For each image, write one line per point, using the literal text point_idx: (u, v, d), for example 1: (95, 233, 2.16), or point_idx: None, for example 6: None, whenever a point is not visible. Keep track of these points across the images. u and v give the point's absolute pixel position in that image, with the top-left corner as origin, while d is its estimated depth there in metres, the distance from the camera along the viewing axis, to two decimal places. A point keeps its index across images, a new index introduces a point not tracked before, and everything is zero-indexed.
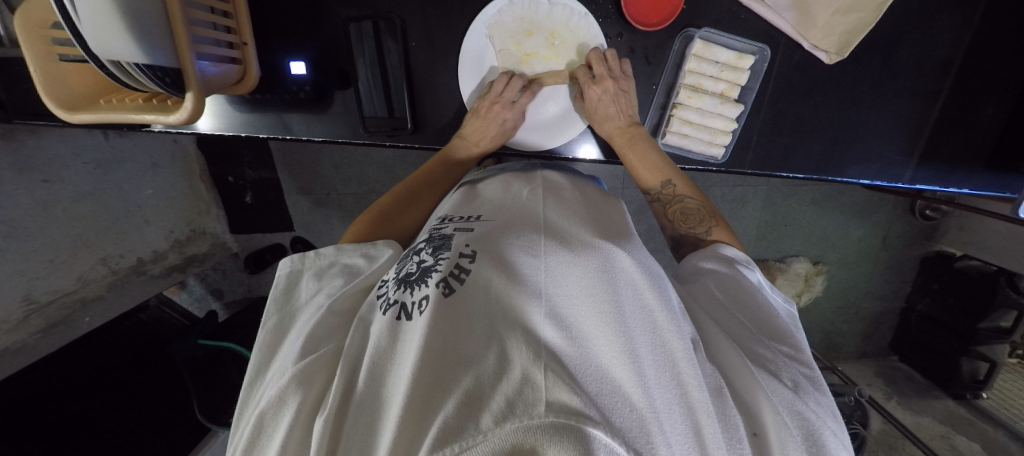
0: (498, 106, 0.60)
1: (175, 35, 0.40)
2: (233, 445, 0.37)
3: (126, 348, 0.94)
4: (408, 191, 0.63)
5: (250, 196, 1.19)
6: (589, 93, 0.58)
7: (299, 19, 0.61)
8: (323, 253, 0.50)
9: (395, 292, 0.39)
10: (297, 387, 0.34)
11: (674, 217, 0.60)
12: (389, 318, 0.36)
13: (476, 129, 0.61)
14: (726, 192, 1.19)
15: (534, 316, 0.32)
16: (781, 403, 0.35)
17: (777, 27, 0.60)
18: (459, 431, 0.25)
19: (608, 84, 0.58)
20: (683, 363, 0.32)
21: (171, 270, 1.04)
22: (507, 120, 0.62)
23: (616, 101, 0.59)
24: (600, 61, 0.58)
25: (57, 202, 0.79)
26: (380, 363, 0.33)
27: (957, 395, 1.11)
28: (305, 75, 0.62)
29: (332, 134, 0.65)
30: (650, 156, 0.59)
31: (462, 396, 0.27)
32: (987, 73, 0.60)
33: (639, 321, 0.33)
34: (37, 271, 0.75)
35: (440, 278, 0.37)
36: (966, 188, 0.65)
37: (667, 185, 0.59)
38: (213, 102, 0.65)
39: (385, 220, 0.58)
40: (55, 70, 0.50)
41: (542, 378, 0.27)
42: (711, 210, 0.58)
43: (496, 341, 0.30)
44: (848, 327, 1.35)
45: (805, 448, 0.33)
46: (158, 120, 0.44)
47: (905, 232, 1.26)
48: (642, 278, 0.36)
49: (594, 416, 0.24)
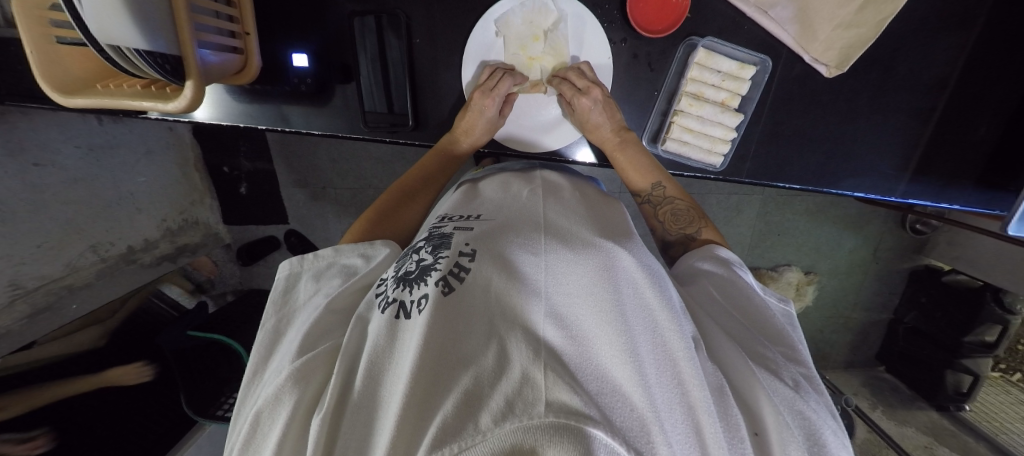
0: (479, 93, 0.60)
1: (177, 24, 0.40)
2: (229, 445, 0.37)
3: (111, 340, 0.90)
4: (402, 193, 0.63)
5: (245, 188, 1.17)
6: (579, 104, 0.59)
7: (301, 11, 0.61)
8: (321, 255, 0.50)
9: (394, 291, 0.39)
10: (292, 385, 0.34)
11: (663, 218, 0.60)
12: (388, 316, 0.36)
13: (464, 120, 0.62)
14: (721, 200, 1.20)
15: (533, 316, 0.32)
16: (782, 403, 0.35)
17: (778, 39, 0.60)
18: (458, 431, 0.25)
19: (593, 95, 0.59)
20: (684, 362, 0.33)
21: (162, 259, 1.03)
22: (490, 108, 0.60)
23: (605, 110, 0.59)
24: (580, 76, 0.60)
25: (47, 186, 0.77)
26: (378, 362, 0.33)
27: (940, 406, 1.13)
28: (307, 68, 0.61)
29: (332, 128, 0.65)
30: (639, 159, 0.60)
31: (461, 395, 0.27)
32: (981, 92, 0.61)
33: (639, 320, 0.34)
34: (25, 257, 0.74)
35: (440, 277, 0.37)
36: (957, 204, 0.66)
37: (657, 187, 0.60)
38: (223, 89, 0.64)
39: (383, 219, 0.58)
40: (50, 53, 0.49)
41: (542, 378, 0.27)
42: (699, 211, 0.58)
43: (495, 340, 0.31)
44: (836, 337, 1.37)
45: (805, 447, 0.33)
46: (156, 107, 0.43)
47: (895, 245, 1.28)
48: (643, 277, 0.36)
49: (594, 416, 0.24)
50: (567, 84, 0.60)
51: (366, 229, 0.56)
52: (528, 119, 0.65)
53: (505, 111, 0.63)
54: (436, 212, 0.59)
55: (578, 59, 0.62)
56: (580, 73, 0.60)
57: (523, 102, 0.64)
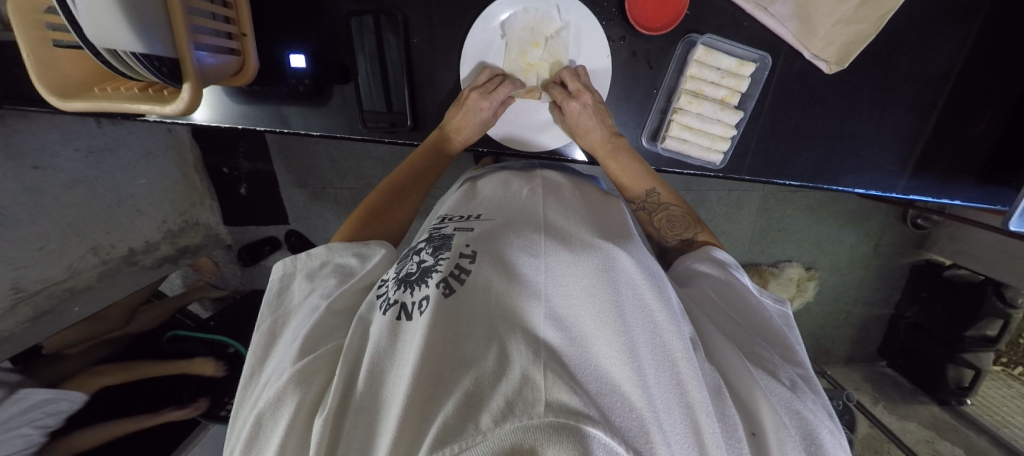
0: (475, 93, 0.59)
1: (174, 27, 0.40)
2: (230, 446, 0.37)
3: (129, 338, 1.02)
4: (393, 189, 0.61)
5: (245, 188, 1.17)
6: (568, 108, 0.58)
7: (298, 12, 0.60)
8: (314, 254, 0.50)
9: (395, 292, 0.39)
10: (295, 386, 0.34)
11: (658, 225, 0.60)
12: (389, 318, 0.36)
13: (455, 119, 0.61)
14: (721, 196, 1.20)
15: (533, 317, 0.32)
16: (780, 403, 0.35)
17: (778, 35, 0.60)
18: (458, 431, 0.25)
19: (583, 100, 0.59)
20: (683, 363, 0.33)
21: (164, 261, 1.03)
22: (485, 110, 0.60)
23: (594, 115, 0.59)
24: (573, 78, 0.59)
25: (47, 190, 0.77)
26: (379, 363, 0.33)
27: (942, 401, 1.14)
28: (304, 68, 0.61)
29: (331, 128, 0.65)
30: (632, 167, 0.60)
31: (462, 396, 0.27)
32: (983, 87, 0.61)
33: (638, 321, 0.34)
34: (26, 261, 0.75)
35: (440, 278, 0.37)
36: (958, 200, 0.66)
37: (651, 194, 0.60)
38: (220, 91, 0.64)
39: (374, 218, 0.57)
40: (47, 56, 0.48)
41: (542, 378, 0.27)
42: (694, 217, 0.58)
43: (496, 341, 0.31)
44: (838, 332, 1.37)
45: (803, 447, 0.33)
46: (154, 111, 0.43)
47: (896, 240, 1.27)
48: (642, 278, 0.36)
49: (594, 416, 0.25)
50: (559, 89, 0.60)
51: (360, 227, 0.56)
52: (525, 119, 0.65)
53: (496, 112, 0.62)
54: (436, 213, 0.59)
55: (577, 65, 0.62)
56: (573, 75, 0.60)
57: (520, 105, 0.64)
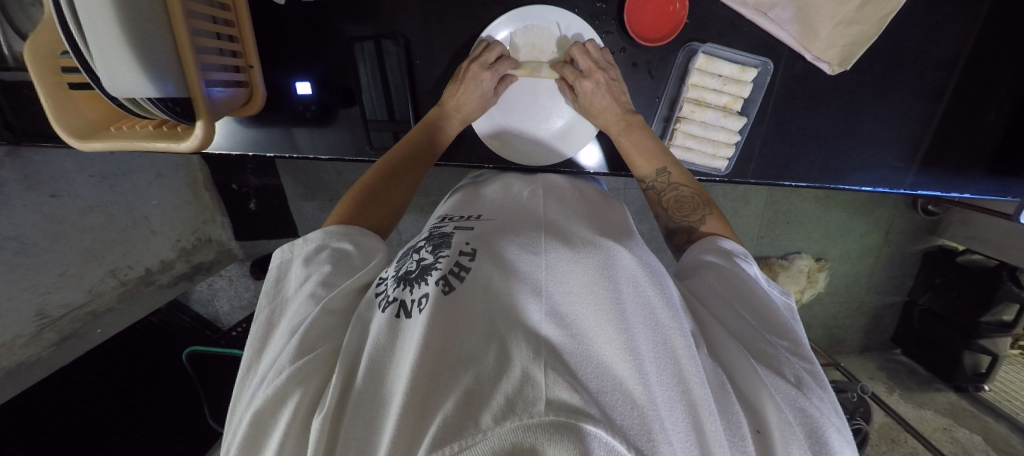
0: (475, 65, 0.58)
1: (186, 69, 0.41)
2: (228, 442, 0.38)
3: (156, 346, 1.07)
4: (387, 170, 0.58)
5: (254, 203, 1.16)
6: (581, 88, 0.57)
7: (300, 36, 0.61)
8: (310, 239, 0.51)
9: (394, 290, 0.40)
10: (294, 386, 0.35)
11: (667, 205, 0.58)
12: (389, 315, 0.37)
13: (454, 95, 0.60)
14: (727, 191, 1.19)
15: (533, 315, 0.32)
16: (783, 399, 0.35)
17: (780, 39, 0.60)
18: (459, 429, 0.25)
19: (596, 79, 0.57)
20: (684, 360, 0.33)
21: (179, 278, 1.05)
22: (485, 82, 0.58)
23: (608, 91, 0.58)
24: (583, 55, 0.58)
25: (63, 216, 0.80)
26: (379, 360, 0.34)
27: (958, 387, 1.14)
28: (310, 95, 0.63)
29: (334, 150, 0.66)
30: (647, 144, 0.59)
31: (462, 394, 0.28)
32: (989, 80, 0.60)
33: (639, 317, 0.34)
34: (48, 286, 0.77)
35: (440, 276, 0.39)
36: (967, 193, 0.66)
37: (662, 173, 0.58)
38: (232, 120, 0.66)
39: (371, 201, 0.56)
40: (65, 99, 0.50)
41: (542, 376, 0.27)
42: (707, 198, 0.56)
43: (495, 340, 0.31)
44: (851, 322, 1.36)
45: (807, 445, 0.33)
46: (170, 147, 0.45)
47: (907, 228, 1.26)
48: (642, 275, 0.37)
49: (594, 414, 0.25)
50: (569, 68, 0.59)
51: (359, 211, 0.55)
52: (534, 131, 0.65)
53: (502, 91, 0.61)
54: (436, 213, 0.60)
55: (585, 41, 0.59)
56: (581, 52, 0.58)
57: (522, 97, 0.64)
